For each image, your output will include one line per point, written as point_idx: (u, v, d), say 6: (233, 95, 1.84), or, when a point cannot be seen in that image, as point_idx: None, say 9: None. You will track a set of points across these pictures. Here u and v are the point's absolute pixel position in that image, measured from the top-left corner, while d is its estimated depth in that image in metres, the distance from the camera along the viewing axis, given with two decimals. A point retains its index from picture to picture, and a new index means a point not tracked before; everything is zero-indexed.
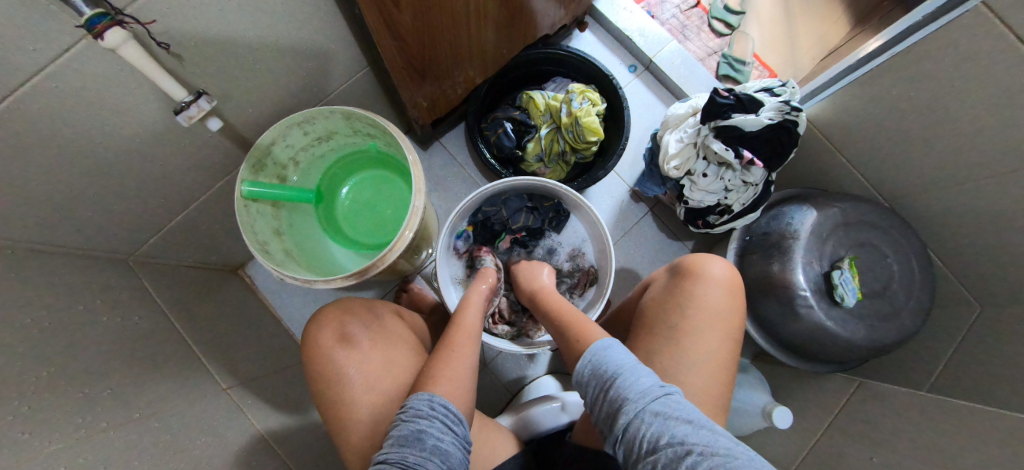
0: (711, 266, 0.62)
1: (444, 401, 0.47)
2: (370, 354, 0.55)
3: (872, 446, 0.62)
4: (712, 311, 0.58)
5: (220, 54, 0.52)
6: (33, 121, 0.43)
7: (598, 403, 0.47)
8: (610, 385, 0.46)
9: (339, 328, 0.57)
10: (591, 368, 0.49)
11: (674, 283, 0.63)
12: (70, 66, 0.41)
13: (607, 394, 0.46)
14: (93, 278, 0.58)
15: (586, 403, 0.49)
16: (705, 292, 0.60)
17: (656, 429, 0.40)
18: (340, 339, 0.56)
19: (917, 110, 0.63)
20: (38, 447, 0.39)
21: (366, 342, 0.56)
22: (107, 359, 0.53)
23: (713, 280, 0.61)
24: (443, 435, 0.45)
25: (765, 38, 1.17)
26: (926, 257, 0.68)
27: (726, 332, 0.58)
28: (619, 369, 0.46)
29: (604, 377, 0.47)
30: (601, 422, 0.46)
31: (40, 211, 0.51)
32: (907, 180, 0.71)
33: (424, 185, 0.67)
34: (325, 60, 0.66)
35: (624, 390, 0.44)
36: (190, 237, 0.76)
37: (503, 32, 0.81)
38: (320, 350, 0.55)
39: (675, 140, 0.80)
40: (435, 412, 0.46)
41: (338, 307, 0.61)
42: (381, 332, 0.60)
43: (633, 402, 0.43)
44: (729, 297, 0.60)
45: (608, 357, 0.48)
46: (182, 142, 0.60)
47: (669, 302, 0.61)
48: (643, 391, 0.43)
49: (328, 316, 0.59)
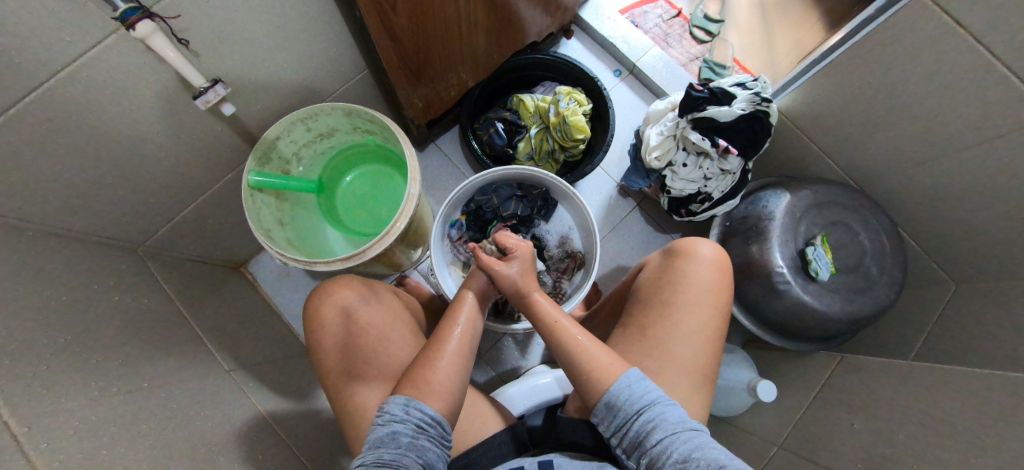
0: (700, 247, 0.62)
1: (420, 405, 0.48)
2: (367, 333, 0.58)
3: (853, 414, 0.64)
4: (701, 289, 0.59)
5: (232, 53, 0.58)
6: (61, 107, 0.48)
7: (627, 429, 0.48)
8: (644, 412, 0.47)
9: (341, 303, 0.59)
10: (620, 394, 0.49)
11: (664, 263, 0.63)
12: (99, 58, 0.46)
13: (640, 420, 0.47)
14: (106, 262, 0.62)
15: (607, 428, 0.50)
16: (694, 272, 0.60)
17: (693, 453, 0.43)
18: (342, 316, 0.58)
19: (877, 96, 0.68)
20: (56, 402, 0.42)
21: (365, 323, 0.59)
22: (120, 334, 0.56)
23: (702, 260, 0.61)
24: (419, 433, 0.46)
25: (744, 44, 1.23)
26: (895, 234, 0.71)
27: (714, 310, 0.58)
28: (654, 399, 0.48)
29: (636, 404, 0.48)
30: (629, 447, 0.48)
31: (61, 193, 0.55)
32: (875, 164, 0.75)
33: (418, 174, 0.71)
34: (328, 62, 0.72)
35: (660, 418, 0.46)
36: (197, 231, 0.80)
37: (493, 38, 0.87)
38: (325, 323, 0.59)
39: (655, 133, 0.85)
40: (411, 416, 0.47)
41: (341, 280, 0.62)
42: (381, 310, 0.61)
43: (669, 429, 0.45)
44: (718, 277, 0.60)
45: (640, 385, 0.49)
46: (194, 136, 0.65)
47: (660, 282, 0.61)
48: (678, 420, 0.46)
49: (333, 287, 0.61)
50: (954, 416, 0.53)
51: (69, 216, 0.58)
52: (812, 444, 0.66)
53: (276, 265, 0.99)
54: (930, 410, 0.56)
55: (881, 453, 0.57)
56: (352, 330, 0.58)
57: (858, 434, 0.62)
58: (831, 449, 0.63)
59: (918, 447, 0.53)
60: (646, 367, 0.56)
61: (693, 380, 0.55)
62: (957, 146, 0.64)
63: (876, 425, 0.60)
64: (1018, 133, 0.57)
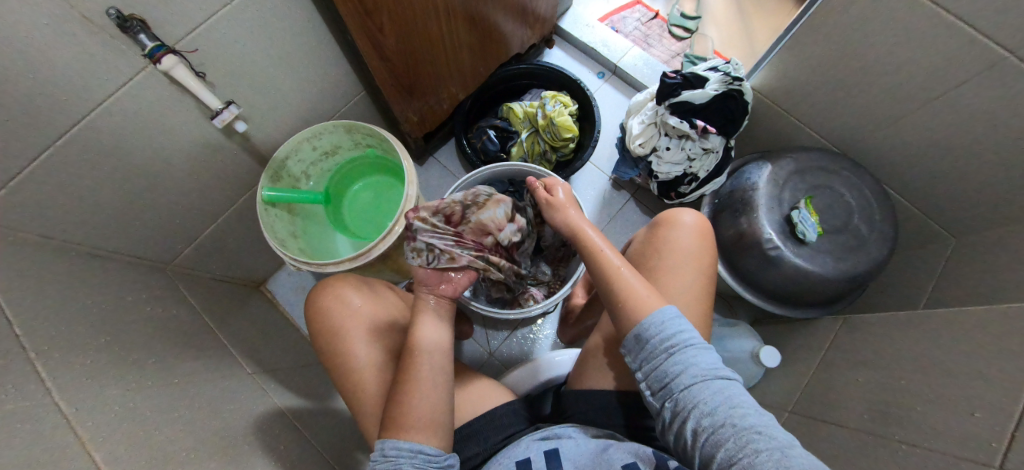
0: (682, 215, 0.65)
1: (393, 442, 0.48)
2: (357, 333, 0.61)
3: (859, 369, 0.65)
4: (684, 252, 0.62)
5: (242, 83, 0.65)
6: (100, 138, 0.56)
7: (655, 366, 0.47)
8: (674, 352, 0.47)
9: (342, 303, 0.63)
10: (651, 328, 0.49)
11: (650, 234, 0.67)
12: (131, 92, 0.54)
13: (669, 359, 0.46)
14: (138, 280, 0.69)
15: (634, 361, 0.50)
16: (677, 237, 0.63)
17: (720, 404, 0.42)
18: (340, 310, 0.62)
19: (840, 63, 0.71)
20: (98, 390, 0.47)
21: (363, 328, 0.61)
22: (153, 339, 0.62)
23: (684, 226, 0.64)
24: (398, 467, 0.47)
25: (723, 37, 1.28)
26: (880, 191, 0.73)
27: (700, 270, 0.61)
28: (687, 341, 0.47)
29: (669, 342, 0.47)
30: (654, 386, 0.47)
31: (98, 216, 0.62)
32: (852, 128, 0.77)
33: (416, 177, 0.77)
34: (327, 86, 0.79)
35: (691, 363, 0.46)
36: (218, 251, 0.86)
37: (477, 52, 0.94)
38: (330, 323, 0.61)
39: (637, 122, 0.89)
40: (388, 456, 0.48)
41: (338, 277, 0.67)
42: (373, 314, 0.63)
43: (699, 376, 0.45)
44: (700, 241, 0.63)
45: (675, 323, 0.48)
46: (214, 160, 0.72)
47: (648, 251, 0.65)
48: (710, 367, 0.45)
49: (332, 284, 0.65)
50: (951, 355, 0.53)
51: (106, 237, 0.65)
52: (821, 405, 0.66)
53: (293, 282, 1.06)
54: (929, 354, 0.56)
55: (885, 401, 0.57)
56: (351, 334, 0.60)
57: (862, 387, 0.62)
58: (840, 406, 0.63)
59: (922, 390, 0.53)
60: None
61: None
62: (923, 99, 0.66)
63: (879, 376, 0.61)
64: (980, 77, 0.59)
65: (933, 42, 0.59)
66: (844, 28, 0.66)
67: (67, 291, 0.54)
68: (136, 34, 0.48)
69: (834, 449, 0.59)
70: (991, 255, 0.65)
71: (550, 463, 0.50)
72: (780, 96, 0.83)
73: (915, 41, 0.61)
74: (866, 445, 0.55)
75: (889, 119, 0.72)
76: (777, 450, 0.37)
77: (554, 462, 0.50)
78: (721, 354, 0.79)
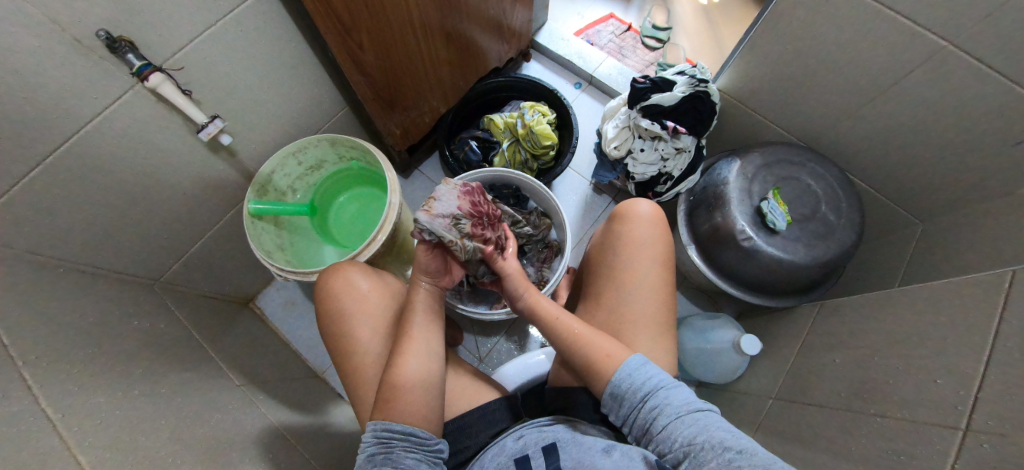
0: (637, 206, 0.67)
1: (385, 424, 0.50)
2: (362, 320, 0.62)
3: (834, 351, 0.66)
4: (641, 244, 0.64)
5: (228, 100, 0.68)
6: (89, 155, 0.58)
7: (634, 417, 0.49)
8: (648, 399, 0.48)
9: (353, 288, 0.63)
10: (623, 382, 0.50)
11: (608, 229, 0.69)
12: (120, 111, 0.57)
13: (645, 407, 0.48)
14: (126, 295, 0.70)
15: (616, 417, 0.51)
16: (631, 229, 0.65)
17: (697, 435, 0.44)
18: (348, 293, 0.63)
19: (797, 61, 0.74)
20: (85, 398, 0.48)
21: (373, 314, 0.62)
22: (140, 350, 0.62)
23: (639, 217, 0.66)
24: (390, 447, 0.48)
25: (694, 45, 1.34)
26: (844, 180, 0.77)
27: (656, 259, 0.63)
28: (656, 383, 0.49)
29: (640, 390, 0.49)
30: (639, 435, 0.49)
31: (87, 232, 0.64)
32: (814, 123, 0.81)
33: (398, 186, 0.80)
34: (311, 101, 0.82)
35: (664, 403, 0.47)
36: (206, 267, 0.87)
37: (456, 66, 0.98)
38: (340, 309, 0.63)
39: (612, 127, 0.92)
40: (379, 437, 0.49)
41: (346, 260, 0.67)
42: (382, 302, 0.64)
43: (674, 413, 0.46)
44: (655, 229, 0.65)
45: (642, 372, 0.50)
46: (201, 176, 0.74)
47: (606, 246, 0.67)
48: (682, 403, 0.47)
49: (341, 266, 0.65)
50: (916, 329, 0.55)
51: (95, 254, 0.66)
52: (802, 389, 0.67)
53: (283, 297, 1.06)
54: (898, 330, 0.58)
55: (859, 378, 0.59)
56: (362, 320, 0.62)
57: (838, 367, 0.63)
58: (819, 388, 0.64)
59: (892, 364, 0.55)
60: (612, 326, 0.61)
61: (650, 328, 0.59)
62: (876, 90, 0.70)
63: (852, 355, 0.62)
64: (924, 66, 0.63)
65: (877, 36, 0.64)
66: (797, 28, 0.70)
67: (54, 304, 0.56)
68: (124, 54, 0.51)
69: (816, 428, 0.60)
70: (956, 237, 0.68)
71: (548, 458, 0.51)
72: (745, 96, 0.87)
73: (861, 37, 0.65)
74: (844, 423, 0.56)
75: (847, 111, 0.75)
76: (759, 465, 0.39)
77: (552, 457, 0.51)
78: (705, 347, 0.82)
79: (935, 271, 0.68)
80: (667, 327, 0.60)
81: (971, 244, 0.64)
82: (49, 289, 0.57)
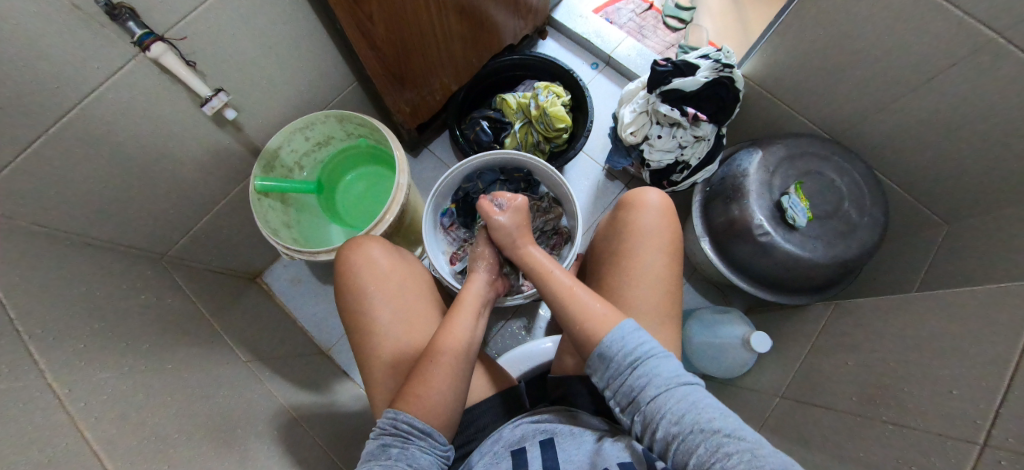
0: (646, 195, 0.65)
1: (408, 417, 0.49)
2: (388, 303, 0.61)
3: (847, 352, 0.65)
4: (647, 233, 0.62)
5: (233, 73, 0.66)
6: (91, 127, 0.56)
7: (620, 382, 0.47)
8: (637, 365, 0.46)
9: (374, 267, 0.63)
10: (613, 347, 0.48)
11: (616, 216, 0.67)
12: (122, 81, 0.55)
13: (632, 374, 0.46)
14: (132, 269, 0.69)
15: (600, 380, 0.49)
16: (639, 216, 0.63)
17: (685, 412, 0.42)
18: (371, 271, 0.63)
19: (830, 48, 0.70)
20: (92, 373, 0.48)
21: (396, 296, 0.62)
22: (147, 325, 0.62)
23: (648, 206, 0.64)
24: (408, 443, 0.48)
25: (718, 27, 1.27)
26: (870, 178, 0.74)
27: (662, 248, 0.61)
28: (648, 350, 0.47)
29: (630, 356, 0.47)
30: (622, 401, 0.47)
31: (92, 205, 0.63)
32: (843, 115, 0.77)
33: (406, 166, 0.78)
34: (319, 76, 0.80)
35: (654, 374, 0.45)
36: (212, 242, 0.87)
37: (469, 43, 0.94)
38: (360, 285, 0.62)
39: (629, 111, 0.89)
40: (399, 428, 0.48)
41: (368, 235, 0.67)
42: (402, 283, 0.64)
43: (663, 386, 0.44)
44: (663, 218, 0.63)
45: (634, 337, 0.48)
46: (207, 150, 0.73)
47: (612, 234, 0.66)
48: (672, 375, 0.45)
49: (364, 241, 0.65)
50: (936, 336, 0.54)
51: (101, 227, 0.66)
52: (811, 389, 0.66)
53: (289, 273, 1.06)
54: (917, 336, 0.56)
55: (872, 383, 0.57)
56: (382, 300, 0.61)
57: (850, 370, 0.62)
58: (829, 389, 0.63)
59: (909, 370, 0.54)
60: None
61: (653, 316, 0.58)
62: (913, 82, 0.66)
63: (866, 359, 0.61)
64: (969, 59, 0.59)
65: (920, 25, 0.59)
66: (833, 12, 0.66)
67: (58, 276, 0.55)
68: (125, 22, 0.49)
69: (824, 431, 0.59)
70: (984, 241, 0.65)
71: (546, 454, 0.50)
72: (770, 83, 0.83)
73: (903, 25, 0.61)
74: (855, 428, 0.55)
75: (880, 104, 0.71)
76: (746, 452, 0.38)
77: (550, 452, 0.50)
78: (712, 341, 0.81)
79: (959, 276, 0.66)
80: (671, 318, 0.59)
81: (1000, 250, 0.61)
82: (54, 262, 0.56)
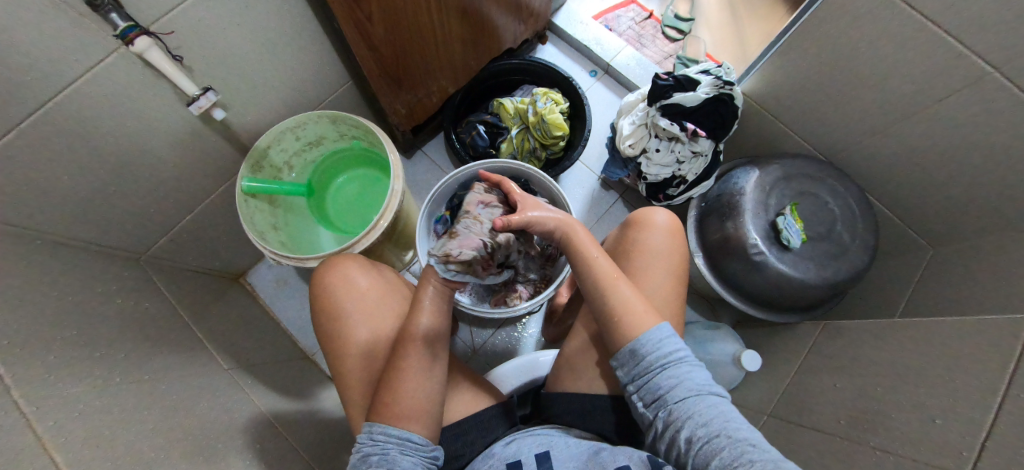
0: (655, 214, 0.65)
1: (382, 427, 0.48)
2: (359, 319, 0.59)
3: (836, 374, 0.66)
4: (654, 254, 0.62)
5: (223, 68, 0.63)
6: (66, 121, 0.53)
7: (649, 380, 0.47)
8: (669, 365, 0.47)
9: (350, 284, 0.61)
10: (647, 343, 0.48)
11: (622, 235, 0.67)
12: (102, 74, 0.52)
13: (663, 373, 0.47)
14: (108, 270, 0.66)
15: (626, 373, 0.49)
16: (649, 237, 0.63)
17: (713, 419, 0.42)
18: (345, 288, 0.61)
19: (828, 73, 0.71)
20: (64, 386, 0.45)
21: (371, 311, 0.60)
22: (123, 332, 0.59)
23: (657, 226, 0.64)
24: (387, 447, 0.46)
25: (716, 40, 1.27)
26: (863, 201, 0.75)
27: (670, 271, 0.61)
28: (681, 356, 0.48)
29: (663, 356, 0.47)
30: (647, 399, 0.47)
31: (67, 203, 0.59)
32: (838, 139, 0.78)
33: (401, 171, 0.75)
34: (313, 73, 0.77)
35: (687, 377, 0.46)
36: (194, 241, 0.83)
37: (469, 46, 0.92)
38: (335, 305, 0.60)
39: (628, 123, 0.88)
40: (375, 437, 0.47)
41: (345, 253, 0.66)
42: (381, 299, 0.62)
43: (694, 390, 0.45)
44: (671, 241, 0.63)
45: (670, 341, 0.49)
46: (192, 148, 0.70)
47: (619, 253, 0.65)
48: (703, 383, 0.46)
49: (340, 260, 0.64)
50: (924, 364, 0.55)
51: (76, 226, 0.62)
52: (799, 409, 0.67)
53: (274, 274, 1.03)
54: (905, 362, 0.57)
55: (860, 407, 0.58)
56: (357, 317, 0.60)
57: (839, 393, 0.63)
58: (817, 410, 0.64)
59: (897, 396, 0.55)
60: None
61: None
62: (908, 110, 0.67)
63: (855, 382, 0.62)
64: (965, 91, 0.60)
65: (920, 55, 0.60)
66: (835, 37, 0.66)
67: (29, 280, 0.52)
68: (107, 13, 0.45)
69: (812, 452, 0.60)
70: (967, 267, 0.67)
71: (541, 466, 0.50)
72: (768, 102, 0.83)
73: (903, 54, 0.61)
74: (841, 451, 0.56)
75: (876, 129, 0.72)
76: (770, 460, 0.37)
77: (546, 464, 0.50)
78: (703, 357, 0.82)
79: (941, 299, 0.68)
80: None
81: (983, 278, 0.63)
82: (26, 265, 0.53)
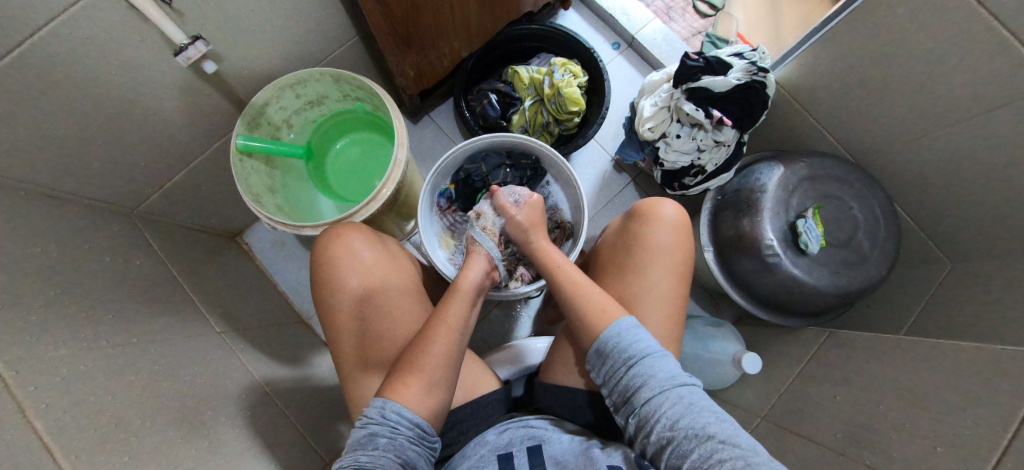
0: (663, 208, 0.61)
1: (396, 407, 0.46)
2: (364, 294, 0.57)
3: (836, 385, 0.65)
4: (658, 250, 0.59)
5: (217, 15, 0.57)
6: (45, 65, 0.48)
7: (616, 381, 0.48)
8: (634, 364, 0.47)
9: (353, 258, 0.59)
10: (610, 343, 0.49)
11: (625, 225, 0.64)
12: (82, 16, 0.47)
13: (629, 373, 0.47)
14: (97, 225, 0.63)
15: (597, 376, 0.50)
16: (653, 232, 0.60)
17: (681, 419, 0.42)
18: (349, 261, 0.58)
19: (873, 69, 0.65)
20: (47, 350, 0.43)
21: (377, 289, 0.58)
22: (111, 292, 0.57)
23: (663, 221, 0.60)
24: (397, 433, 0.45)
25: (750, 19, 1.17)
26: (889, 209, 0.71)
27: (672, 268, 0.58)
28: (645, 350, 0.47)
29: (627, 358, 0.47)
30: (618, 401, 0.48)
31: (50, 153, 0.56)
32: (873, 140, 0.74)
33: (406, 140, 0.71)
34: (316, 26, 0.71)
35: (650, 374, 0.45)
36: (189, 198, 0.80)
37: (486, 8, 0.85)
38: (336, 278, 0.58)
39: (649, 104, 0.83)
40: (387, 417, 0.45)
41: (348, 224, 0.62)
42: (385, 277, 0.59)
43: (657, 388, 0.45)
44: (678, 238, 0.60)
45: (632, 334, 0.49)
46: (183, 100, 0.65)
47: (620, 245, 0.63)
48: (668, 377, 0.45)
49: (344, 231, 0.61)
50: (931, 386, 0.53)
51: (62, 178, 0.59)
52: (795, 415, 0.67)
53: (271, 235, 1.00)
54: (911, 382, 0.56)
55: (859, 423, 0.58)
56: (359, 294, 0.57)
57: (838, 404, 0.62)
58: (813, 418, 0.64)
59: (899, 415, 0.54)
60: None
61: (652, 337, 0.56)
62: (953, 117, 0.62)
63: (856, 395, 0.61)
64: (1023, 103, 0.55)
65: (980, 58, 0.55)
66: (889, 29, 0.60)
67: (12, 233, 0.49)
68: None
69: (804, 460, 0.60)
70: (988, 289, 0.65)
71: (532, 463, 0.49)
72: (802, 94, 0.78)
73: (961, 56, 0.56)
74: (835, 463, 0.56)
75: (916, 134, 0.68)
76: (741, 459, 0.38)
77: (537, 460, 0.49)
78: (702, 353, 0.82)
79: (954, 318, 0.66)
80: (671, 341, 0.57)
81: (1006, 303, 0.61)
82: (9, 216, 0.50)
